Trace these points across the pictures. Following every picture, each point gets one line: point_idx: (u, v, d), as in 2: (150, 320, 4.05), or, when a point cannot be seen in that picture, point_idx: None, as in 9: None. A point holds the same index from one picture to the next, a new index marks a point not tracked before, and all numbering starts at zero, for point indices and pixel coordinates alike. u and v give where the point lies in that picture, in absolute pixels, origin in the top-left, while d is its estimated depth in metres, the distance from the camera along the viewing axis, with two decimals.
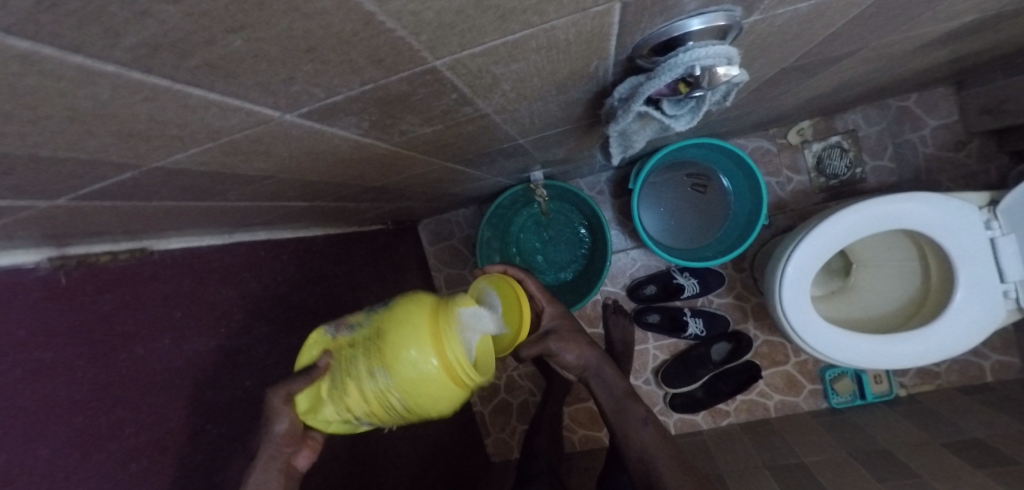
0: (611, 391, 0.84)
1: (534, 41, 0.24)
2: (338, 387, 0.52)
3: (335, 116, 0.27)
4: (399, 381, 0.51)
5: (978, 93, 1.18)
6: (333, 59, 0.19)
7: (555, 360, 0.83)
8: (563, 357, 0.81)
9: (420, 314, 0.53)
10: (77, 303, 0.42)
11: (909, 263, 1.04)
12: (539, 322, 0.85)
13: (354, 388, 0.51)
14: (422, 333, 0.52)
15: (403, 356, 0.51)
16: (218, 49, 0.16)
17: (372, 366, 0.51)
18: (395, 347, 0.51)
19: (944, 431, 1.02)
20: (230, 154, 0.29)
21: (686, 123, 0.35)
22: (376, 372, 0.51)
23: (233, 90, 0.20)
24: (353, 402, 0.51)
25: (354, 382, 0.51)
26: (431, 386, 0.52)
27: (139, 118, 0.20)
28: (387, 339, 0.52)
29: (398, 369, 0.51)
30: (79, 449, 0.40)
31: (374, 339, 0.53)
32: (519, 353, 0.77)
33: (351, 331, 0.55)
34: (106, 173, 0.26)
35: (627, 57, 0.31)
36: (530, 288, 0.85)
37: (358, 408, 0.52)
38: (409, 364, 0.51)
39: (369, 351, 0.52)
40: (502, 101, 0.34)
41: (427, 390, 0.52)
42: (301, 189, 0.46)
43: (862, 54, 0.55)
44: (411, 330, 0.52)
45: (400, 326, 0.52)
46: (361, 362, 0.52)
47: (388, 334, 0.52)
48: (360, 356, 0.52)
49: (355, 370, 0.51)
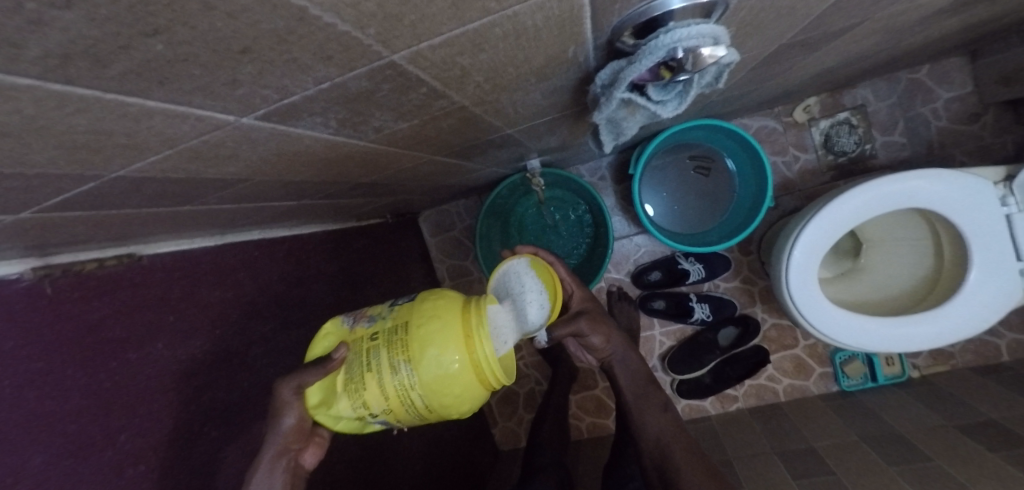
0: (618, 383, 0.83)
1: (499, 29, 0.22)
2: (356, 380, 0.51)
3: (297, 116, 0.26)
4: (424, 377, 0.50)
5: (994, 62, 1.13)
6: (274, 58, 0.18)
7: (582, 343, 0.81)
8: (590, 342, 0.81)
9: (449, 310, 0.53)
10: (65, 311, 0.42)
11: (920, 242, 1.01)
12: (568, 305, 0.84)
13: (374, 382, 0.50)
14: (450, 330, 0.52)
15: (430, 351, 0.51)
16: (139, 55, 0.15)
17: (395, 360, 0.50)
18: (421, 342, 0.51)
19: (956, 412, 1.00)
20: (193, 161, 0.28)
21: (674, 109, 0.33)
22: (401, 367, 0.50)
23: (174, 97, 0.18)
24: (372, 396, 0.51)
25: (374, 376, 0.50)
26: (456, 384, 0.52)
27: (79, 130, 0.18)
28: (413, 333, 0.51)
29: (424, 365, 0.50)
30: (73, 457, 0.40)
31: (397, 332, 0.52)
32: None
33: (372, 323, 0.55)
34: (64, 185, 0.25)
35: (607, 41, 0.29)
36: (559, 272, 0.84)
37: (376, 404, 0.51)
38: (436, 359, 0.51)
39: (393, 344, 0.51)
40: (478, 92, 0.32)
41: (451, 388, 0.51)
42: (284, 189, 0.46)
43: (867, 26, 0.52)
44: (440, 326, 0.52)
45: (427, 321, 0.52)
46: (382, 355, 0.51)
47: (413, 329, 0.52)
48: (382, 349, 0.51)
49: (376, 363, 0.51)
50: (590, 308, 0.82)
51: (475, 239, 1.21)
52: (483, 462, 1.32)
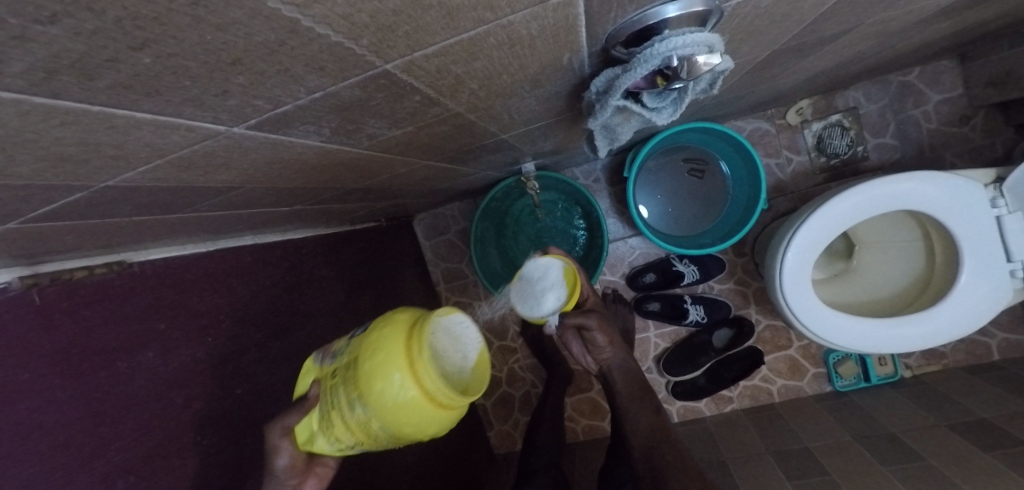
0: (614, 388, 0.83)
1: (493, 38, 0.22)
2: (322, 420, 0.47)
3: (290, 125, 0.25)
4: (378, 412, 0.45)
5: (983, 65, 1.14)
6: (265, 69, 0.18)
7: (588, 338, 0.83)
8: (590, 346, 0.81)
9: (395, 335, 0.47)
10: (54, 320, 0.42)
11: (913, 243, 1.02)
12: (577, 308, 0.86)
13: (336, 421, 0.46)
14: (395, 356, 0.45)
15: (377, 384, 0.45)
16: (127, 67, 0.14)
17: (350, 397, 0.45)
18: (368, 376, 0.45)
19: (949, 412, 1.01)
20: (183, 170, 0.27)
21: (669, 116, 0.33)
22: (356, 404, 0.45)
23: (164, 109, 0.18)
24: (339, 434, 0.46)
25: (336, 415, 0.46)
26: (417, 412, 0.45)
27: (66, 142, 0.18)
28: (362, 366, 0.46)
29: (376, 399, 0.44)
30: (62, 469, 0.40)
31: (350, 367, 0.47)
32: None
33: (333, 359, 0.50)
34: (50, 196, 0.24)
35: (602, 49, 0.29)
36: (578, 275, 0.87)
37: (346, 441, 0.47)
38: (386, 392, 0.44)
39: (346, 382, 0.46)
40: (473, 99, 0.32)
41: (409, 419, 0.45)
42: (277, 195, 0.45)
43: (859, 30, 0.53)
44: (385, 355, 0.45)
45: (372, 351, 0.46)
46: (339, 393, 0.46)
47: (362, 362, 0.46)
48: (337, 386, 0.47)
49: (334, 402, 0.46)
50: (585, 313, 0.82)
51: (470, 242, 1.21)
52: (480, 466, 1.31)
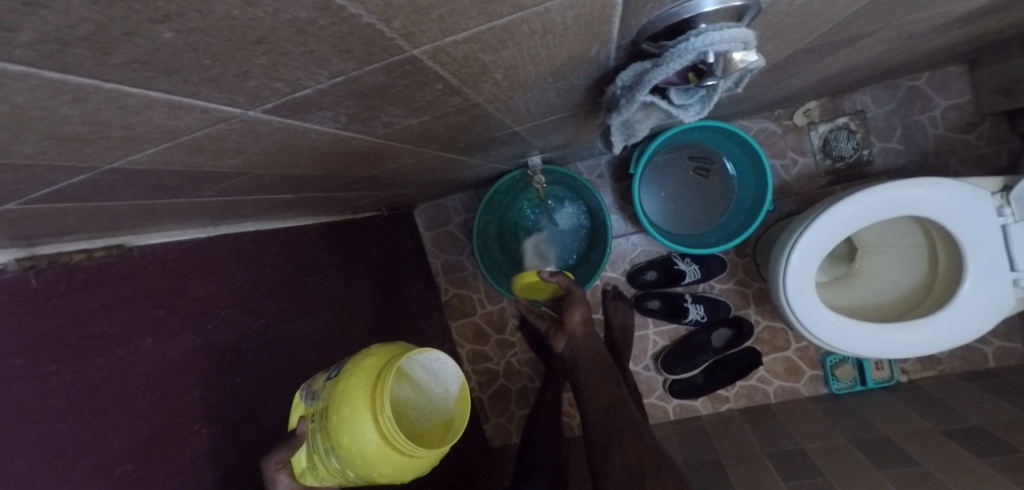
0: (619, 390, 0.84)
1: (526, 26, 0.21)
2: (307, 462, 0.48)
3: (307, 110, 0.24)
4: (348, 463, 0.45)
5: (992, 73, 1.14)
6: (290, 50, 0.17)
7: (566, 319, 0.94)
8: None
9: (361, 387, 0.46)
10: (51, 303, 0.41)
11: (916, 250, 1.02)
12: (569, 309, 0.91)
13: (317, 465, 0.47)
14: (359, 409, 0.44)
15: (342, 438, 0.44)
16: (145, 42, 0.13)
17: (325, 446, 0.46)
18: (336, 429, 0.45)
19: (943, 417, 1.02)
20: (192, 153, 0.26)
21: (695, 114, 0.32)
22: (329, 453, 0.46)
23: (180, 88, 0.17)
24: (324, 476, 0.48)
25: (315, 459, 0.47)
26: (384, 466, 0.45)
27: (74, 120, 0.17)
28: (331, 418, 0.46)
29: (345, 452, 0.44)
30: (57, 457, 0.39)
31: (322, 415, 0.47)
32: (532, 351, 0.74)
33: (311, 400, 0.50)
34: (54, 177, 0.23)
35: (631, 41, 0.28)
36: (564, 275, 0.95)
37: (331, 481, 0.48)
38: (352, 446, 0.44)
39: (320, 430, 0.47)
40: (494, 90, 0.31)
41: (377, 470, 0.45)
42: (283, 182, 0.44)
43: (881, 33, 0.52)
44: (351, 408, 0.45)
45: (337, 404, 0.45)
46: (316, 440, 0.47)
47: (331, 413, 0.46)
48: (315, 433, 0.47)
49: (313, 448, 0.47)
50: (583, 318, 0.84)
51: (472, 236, 1.20)
52: (475, 459, 1.32)
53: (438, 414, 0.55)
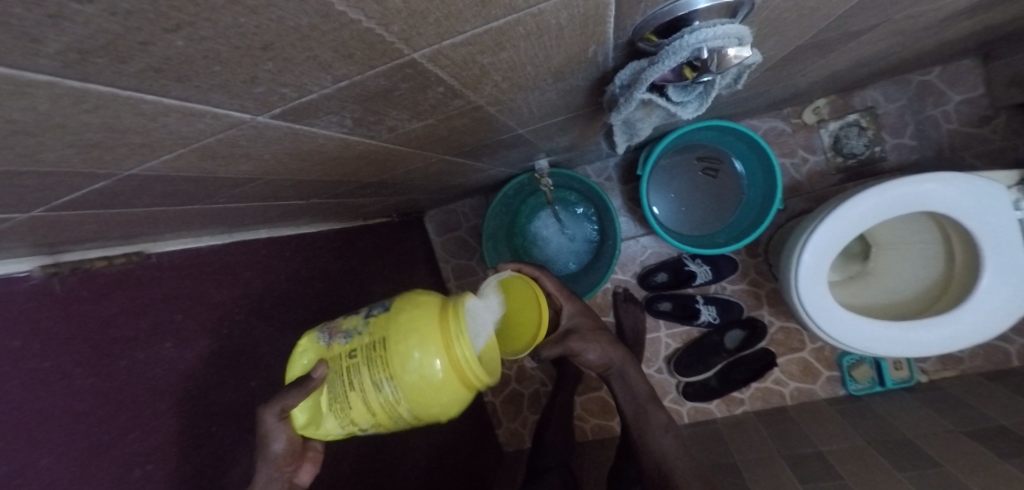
0: (633, 395, 0.84)
1: (522, 27, 0.21)
2: (341, 400, 0.48)
3: (313, 115, 0.25)
4: (409, 389, 0.48)
5: (1006, 65, 1.11)
6: (295, 56, 0.17)
7: (578, 359, 0.81)
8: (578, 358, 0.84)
9: (429, 320, 0.50)
10: (75, 308, 0.42)
11: (931, 246, 1.00)
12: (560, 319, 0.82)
13: (358, 401, 0.48)
14: (428, 339, 0.49)
15: (410, 363, 0.48)
16: (159, 50, 0.14)
17: (378, 376, 0.48)
18: (401, 357, 0.48)
19: (966, 418, 0.98)
20: (206, 160, 0.27)
21: (693, 110, 0.32)
22: (383, 384, 0.48)
23: (191, 95, 0.18)
24: (359, 414, 0.48)
25: (357, 395, 0.48)
26: (443, 393, 0.50)
27: (93, 127, 0.18)
28: (393, 348, 0.48)
29: (408, 379, 0.48)
30: (80, 457, 0.40)
31: (375, 348, 0.49)
32: (538, 353, 0.73)
33: (348, 338, 0.51)
34: (77, 184, 0.24)
35: (628, 41, 0.28)
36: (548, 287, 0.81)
37: (364, 421, 0.49)
38: (419, 371, 0.48)
39: (373, 362, 0.48)
40: (495, 92, 0.32)
41: (438, 397, 0.50)
42: (294, 188, 0.45)
43: (886, 26, 0.51)
44: (420, 337, 0.49)
45: (404, 333, 0.49)
46: (363, 374, 0.48)
47: (391, 343, 0.49)
48: (362, 366, 0.48)
49: (358, 382, 0.48)
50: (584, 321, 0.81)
51: (481, 240, 1.21)
52: (488, 463, 1.32)
53: None
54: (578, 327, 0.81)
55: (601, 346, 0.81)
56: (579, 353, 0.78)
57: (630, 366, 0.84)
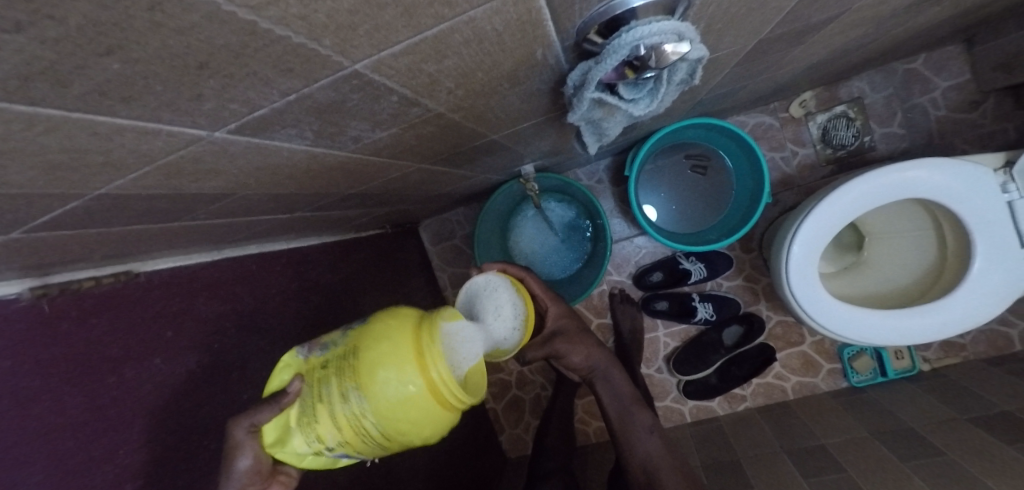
0: (616, 398, 0.88)
1: (458, 35, 0.22)
2: (308, 413, 0.48)
3: (271, 128, 0.26)
4: (376, 402, 0.48)
5: (990, 49, 1.12)
6: (235, 72, 0.18)
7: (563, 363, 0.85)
8: (571, 358, 0.85)
9: (403, 332, 0.51)
10: (63, 328, 0.43)
11: (923, 233, 0.99)
12: (543, 322, 0.85)
13: (325, 414, 0.47)
14: (401, 351, 0.50)
15: (379, 375, 0.48)
16: (98, 74, 0.15)
17: (346, 387, 0.48)
18: (371, 367, 0.48)
19: (970, 406, 0.97)
20: (174, 176, 0.28)
21: (646, 106, 0.33)
22: (350, 395, 0.47)
23: (141, 114, 0.19)
24: (326, 429, 0.47)
25: (324, 408, 0.47)
26: (413, 408, 0.49)
27: (51, 149, 0.19)
28: (363, 358, 0.49)
29: (376, 390, 0.48)
30: (70, 473, 0.41)
31: (346, 358, 0.49)
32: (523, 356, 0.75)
33: (324, 351, 0.52)
34: (50, 204, 0.26)
35: (575, 43, 0.29)
36: (534, 288, 0.84)
37: (330, 437, 0.48)
38: (388, 382, 0.48)
39: (343, 372, 0.49)
40: (453, 98, 0.33)
41: (407, 411, 0.49)
42: (273, 202, 0.46)
43: (850, 16, 0.52)
44: (392, 347, 0.49)
45: (374, 344, 0.49)
46: (332, 385, 0.48)
47: (362, 353, 0.49)
48: (332, 378, 0.48)
49: (326, 394, 0.48)
50: (569, 323, 0.85)
51: (474, 247, 1.21)
52: (491, 471, 1.31)
53: None
54: (562, 330, 0.84)
55: (585, 350, 0.86)
56: (564, 355, 0.84)
57: (613, 370, 0.88)
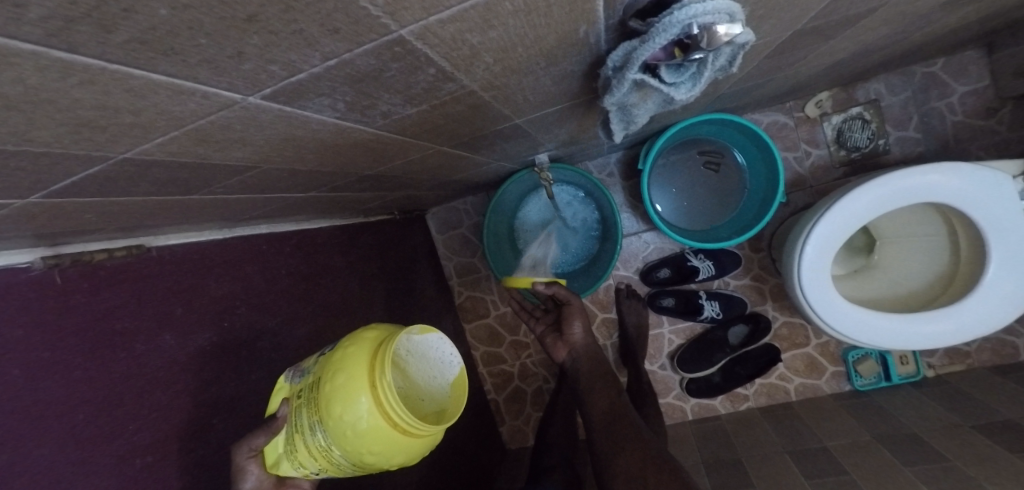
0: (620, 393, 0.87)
1: (508, 3, 0.21)
2: (289, 443, 0.45)
3: (305, 96, 0.25)
4: (337, 437, 0.42)
5: (1012, 55, 1.10)
6: (281, 29, 0.17)
7: None
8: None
9: (360, 359, 0.43)
10: (75, 300, 0.43)
11: (937, 239, 0.99)
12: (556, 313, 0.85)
13: (300, 444, 0.44)
14: (355, 382, 0.42)
15: (334, 409, 0.42)
16: (143, 19, 0.14)
17: (311, 420, 0.43)
18: (328, 400, 0.42)
19: (975, 413, 0.97)
20: (200, 143, 0.27)
21: (688, 91, 0.32)
22: (316, 428, 0.43)
23: (180, 71, 0.18)
24: (305, 459, 0.44)
25: (299, 438, 0.44)
26: (373, 443, 0.42)
27: (84, 104, 0.18)
28: (322, 390, 0.43)
29: (333, 426, 0.42)
30: (80, 447, 0.41)
31: (312, 388, 0.45)
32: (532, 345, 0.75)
33: (300, 378, 0.48)
34: (74, 167, 0.25)
35: (620, 20, 0.28)
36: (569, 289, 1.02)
37: (311, 465, 0.45)
38: (342, 418, 0.41)
39: (308, 404, 0.44)
40: (487, 75, 0.32)
41: (367, 446, 0.42)
42: (291, 179, 0.45)
43: (887, 11, 0.51)
44: (347, 377, 0.42)
45: (332, 374, 0.43)
46: (302, 416, 0.44)
47: (322, 384, 0.44)
48: (301, 408, 0.45)
49: (298, 424, 0.44)
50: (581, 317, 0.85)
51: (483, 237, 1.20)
52: (491, 461, 1.31)
53: (434, 401, 0.53)
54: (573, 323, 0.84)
55: None
56: None
57: None
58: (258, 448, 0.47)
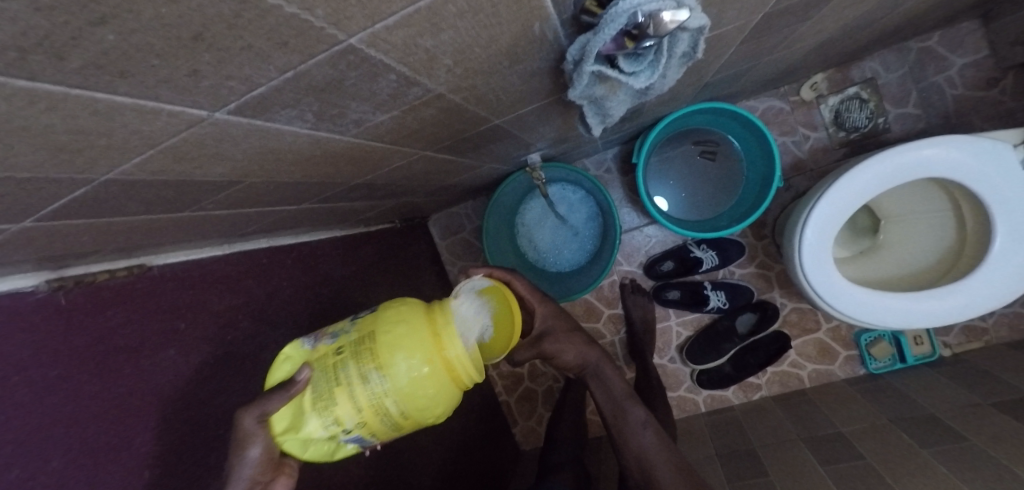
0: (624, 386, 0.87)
1: (451, 6, 0.22)
2: (324, 397, 0.50)
3: (271, 109, 0.26)
4: (396, 381, 0.51)
5: (1009, 23, 1.08)
6: (230, 46, 0.18)
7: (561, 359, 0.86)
8: (562, 357, 0.85)
9: (417, 317, 0.56)
10: (79, 320, 0.44)
11: (941, 214, 0.97)
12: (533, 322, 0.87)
13: (344, 395, 0.50)
14: (416, 333, 0.54)
15: (398, 355, 0.52)
16: (92, 46, 0.15)
17: (366, 369, 0.50)
18: (389, 348, 0.52)
19: (993, 390, 0.94)
20: (179, 160, 0.29)
21: (648, 79, 0.32)
22: (371, 375, 0.50)
23: (140, 91, 0.19)
24: (345, 410, 0.50)
25: (344, 389, 0.50)
26: (430, 385, 0.54)
27: (55, 129, 0.19)
28: (380, 340, 0.52)
29: (395, 370, 0.51)
30: (91, 460, 0.42)
31: (363, 343, 0.52)
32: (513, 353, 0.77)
33: (334, 339, 0.54)
34: (59, 190, 0.26)
35: (573, 14, 0.29)
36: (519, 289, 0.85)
37: (350, 417, 0.50)
38: (405, 362, 0.52)
39: (359, 355, 0.51)
40: (451, 78, 0.33)
41: (426, 388, 0.53)
42: (279, 192, 0.47)
43: None
44: (411, 329, 0.54)
45: (392, 326, 0.53)
46: (349, 368, 0.51)
47: (381, 335, 0.53)
48: (348, 361, 0.51)
49: (344, 376, 0.50)
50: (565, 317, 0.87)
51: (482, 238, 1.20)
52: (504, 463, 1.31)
53: None
54: (552, 329, 0.86)
55: (574, 347, 0.85)
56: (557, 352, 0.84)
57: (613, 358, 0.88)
58: (260, 457, 0.48)
